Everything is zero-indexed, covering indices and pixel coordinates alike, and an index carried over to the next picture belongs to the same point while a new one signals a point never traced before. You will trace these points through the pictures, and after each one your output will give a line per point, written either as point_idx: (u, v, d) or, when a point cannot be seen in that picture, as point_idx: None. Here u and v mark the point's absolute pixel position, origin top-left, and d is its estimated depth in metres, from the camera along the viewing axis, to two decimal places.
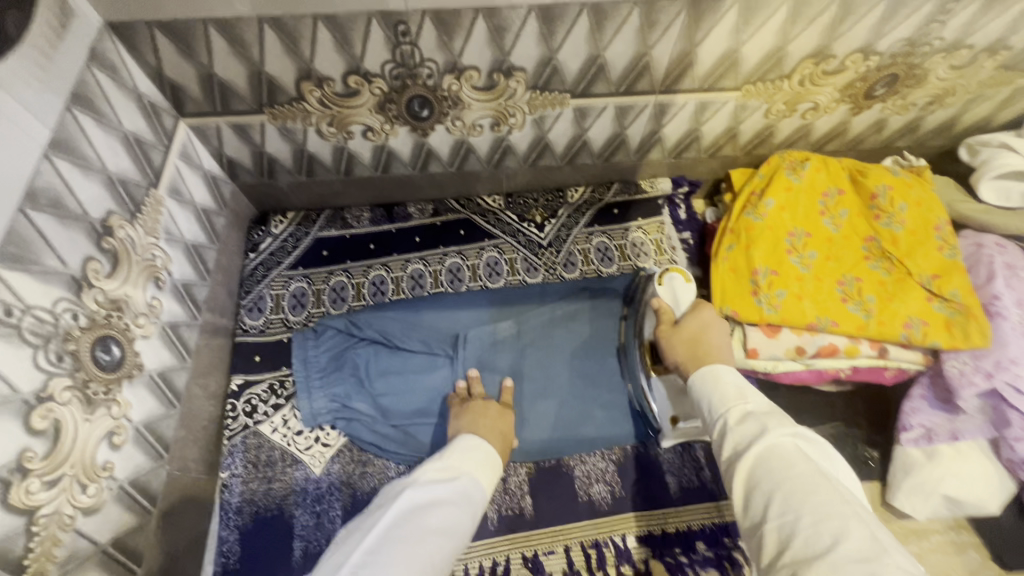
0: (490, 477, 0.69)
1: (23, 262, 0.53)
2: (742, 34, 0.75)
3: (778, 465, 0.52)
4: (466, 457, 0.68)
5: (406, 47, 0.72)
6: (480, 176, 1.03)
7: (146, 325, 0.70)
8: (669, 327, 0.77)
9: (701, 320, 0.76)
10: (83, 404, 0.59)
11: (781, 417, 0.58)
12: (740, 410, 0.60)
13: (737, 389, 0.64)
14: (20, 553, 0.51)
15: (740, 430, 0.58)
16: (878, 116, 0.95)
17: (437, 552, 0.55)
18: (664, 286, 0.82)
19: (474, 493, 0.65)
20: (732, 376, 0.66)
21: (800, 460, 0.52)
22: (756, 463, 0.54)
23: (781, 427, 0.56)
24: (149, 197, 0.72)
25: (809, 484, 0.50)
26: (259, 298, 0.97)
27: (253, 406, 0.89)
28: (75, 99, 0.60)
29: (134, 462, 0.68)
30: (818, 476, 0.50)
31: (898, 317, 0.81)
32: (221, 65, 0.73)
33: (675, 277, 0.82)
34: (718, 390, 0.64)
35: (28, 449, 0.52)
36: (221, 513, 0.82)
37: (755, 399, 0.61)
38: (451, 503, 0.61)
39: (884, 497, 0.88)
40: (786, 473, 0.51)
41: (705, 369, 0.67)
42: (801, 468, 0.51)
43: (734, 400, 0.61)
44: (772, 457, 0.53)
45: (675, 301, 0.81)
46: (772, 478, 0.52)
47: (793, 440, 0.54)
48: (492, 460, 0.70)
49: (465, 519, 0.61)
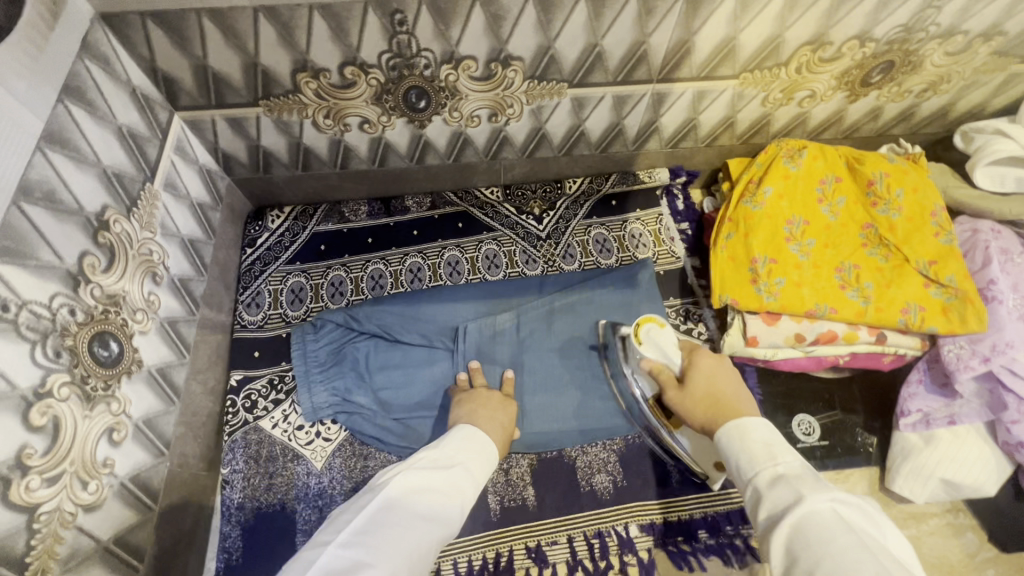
0: (486, 469, 0.68)
1: (18, 256, 0.52)
2: (739, 22, 0.75)
3: (816, 536, 0.46)
4: (462, 447, 0.68)
5: (403, 36, 0.72)
6: (477, 168, 1.02)
7: (143, 321, 0.70)
8: (676, 391, 0.72)
9: (702, 372, 0.71)
10: (82, 400, 0.58)
11: (816, 480, 0.51)
12: (773, 474, 0.54)
13: (766, 445, 0.57)
14: (22, 550, 0.51)
15: (773, 497, 0.51)
16: (874, 104, 0.95)
17: (423, 538, 0.55)
18: (646, 345, 0.78)
19: (467, 482, 0.64)
20: (760, 430, 0.59)
21: (840, 531, 0.45)
22: (793, 533, 0.47)
23: (816, 492, 0.49)
24: (144, 192, 0.72)
25: (853, 562, 0.43)
26: (257, 293, 0.96)
27: (253, 402, 0.88)
28: (67, 91, 0.59)
29: (135, 459, 0.67)
30: (864, 551, 0.44)
31: (896, 303, 0.82)
32: (216, 57, 0.72)
33: (651, 330, 0.79)
34: (748, 449, 0.57)
35: (28, 446, 0.51)
36: (222, 508, 0.81)
37: (787, 458, 0.55)
38: (441, 491, 0.61)
39: (883, 482, 0.89)
40: (824, 549, 0.45)
41: (730, 425, 0.61)
42: (842, 541, 0.45)
43: (764, 461, 0.55)
44: (809, 527, 0.47)
45: (664, 356, 0.77)
46: (810, 554, 0.45)
47: (832, 505, 0.48)
48: (489, 453, 0.70)
49: (455, 508, 0.60)
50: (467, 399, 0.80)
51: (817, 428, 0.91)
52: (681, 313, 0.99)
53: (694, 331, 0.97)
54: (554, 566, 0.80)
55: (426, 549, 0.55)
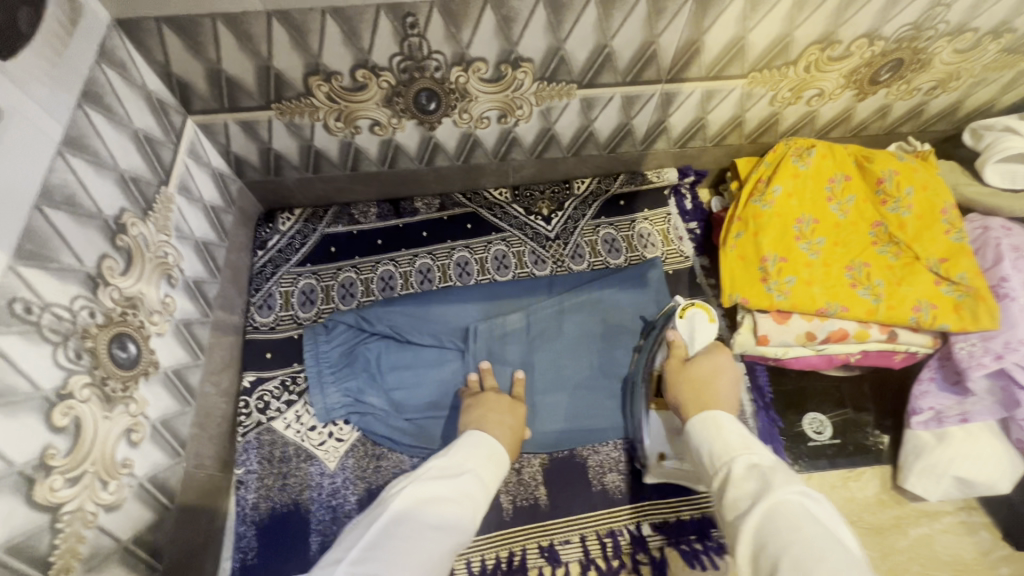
0: (496, 473, 0.68)
1: (41, 259, 0.52)
2: (749, 21, 0.75)
3: (784, 524, 0.47)
4: (472, 452, 0.67)
5: (414, 39, 0.72)
6: (486, 169, 1.03)
7: (160, 323, 0.71)
8: (677, 363, 0.76)
9: (711, 359, 0.74)
10: (102, 401, 0.59)
11: (787, 473, 0.53)
12: (743, 463, 0.56)
13: (742, 438, 0.60)
14: (46, 550, 0.51)
15: (742, 485, 0.53)
16: (883, 102, 0.95)
17: (436, 549, 0.54)
18: (684, 320, 0.82)
19: (478, 487, 0.64)
20: (736, 427, 0.61)
21: (806, 521, 0.46)
22: (761, 523, 0.48)
23: (787, 483, 0.50)
24: (159, 195, 0.72)
25: (818, 549, 0.44)
26: (269, 295, 0.97)
27: (266, 403, 0.89)
28: (85, 96, 0.60)
29: (152, 459, 0.68)
30: (829, 540, 0.45)
31: (907, 301, 0.82)
32: (229, 61, 0.72)
33: (697, 313, 0.83)
34: (720, 439, 0.60)
35: (51, 447, 0.52)
36: (237, 509, 0.82)
37: (761, 452, 0.57)
38: (453, 500, 0.60)
39: (895, 480, 0.88)
40: (793, 536, 0.45)
41: (705, 414, 0.64)
42: (808, 531, 0.46)
43: (738, 450, 0.58)
44: (776, 517, 0.48)
45: (692, 338, 0.81)
46: (778, 541, 0.46)
47: (799, 497, 0.49)
48: (498, 457, 0.69)
49: (468, 516, 0.60)
50: (479, 399, 0.81)
51: (828, 427, 0.91)
52: None
53: None
54: (567, 565, 0.81)
55: (441, 559, 0.55)
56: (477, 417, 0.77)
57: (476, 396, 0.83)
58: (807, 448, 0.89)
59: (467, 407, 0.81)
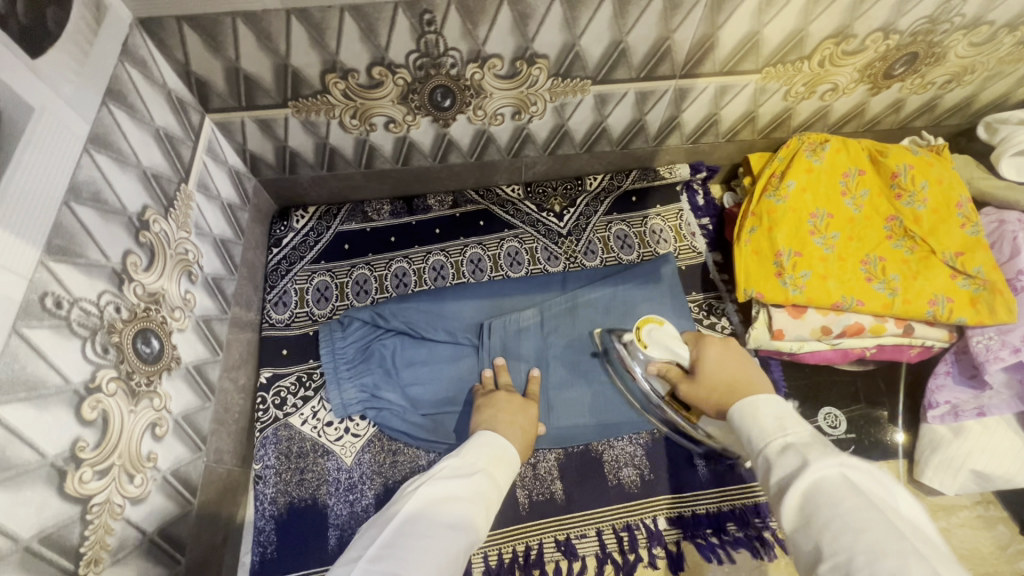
0: (509, 475, 0.67)
1: (70, 255, 0.53)
2: (764, 15, 0.75)
3: (823, 498, 0.46)
4: (484, 452, 0.66)
5: (431, 36, 0.73)
6: (499, 166, 1.03)
7: (181, 319, 0.71)
8: (688, 384, 0.70)
9: (712, 362, 0.69)
10: (128, 395, 0.59)
11: (825, 446, 0.50)
12: (779, 444, 0.52)
13: (777, 419, 0.55)
14: (76, 540, 0.52)
15: (780, 463, 0.50)
16: (896, 96, 0.95)
17: (451, 546, 0.53)
18: (651, 345, 0.77)
19: (490, 490, 0.62)
20: (772, 406, 0.57)
21: (848, 492, 0.45)
22: (802, 497, 0.47)
23: (825, 456, 0.48)
24: (180, 192, 0.73)
25: (860, 522, 0.43)
26: (284, 292, 0.98)
27: (283, 398, 0.89)
28: (110, 94, 0.61)
29: (175, 453, 0.68)
30: (873, 511, 0.43)
31: (923, 295, 0.82)
32: (248, 60, 0.73)
33: (651, 329, 0.78)
34: (757, 425, 0.56)
35: (81, 439, 0.52)
36: (255, 503, 0.83)
37: (796, 429, 0.53)
38: (465, 499, 0.59)
39: (911, 474, 0.88)
40: (834, 513, 0.44)
41: (742, 404, 0.59)
42: (850, 503, 0.44)
43: (773, 433, 0.54)
44: (816, 491, 0.46)
45: (673, 351, 0.75)
46: (820, 517, 0.45)
47: (840, 469, 0.47)
48: (512, 459, 0.68)
49: (481, 517, 0.58)
50: (495, 396, 0.81)
51: (843, 422, 0.90)
52: (704, 308, 0.99)
53: (717, 326, 0.97)
54: (583, 560, 0.81)
55: (455, 557, 0.53)
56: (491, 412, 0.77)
57: (491, 392, 0.84)
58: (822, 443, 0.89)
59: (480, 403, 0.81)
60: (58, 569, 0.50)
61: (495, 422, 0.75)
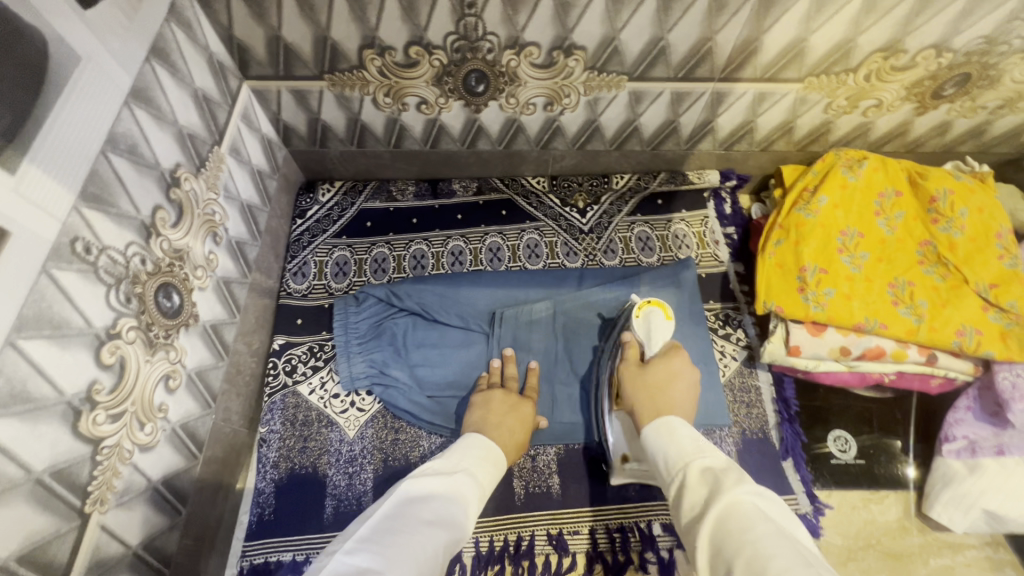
0: (492, 476, 0.66)
1: (103, 203, 0.55)
2: (812, 22, 0.73)
3: (736, 526, 0.47)
4: (466, 455, 0.66)
5: (470, 19, 0.73)
6: (527, 157, 1.03)
7: (203, 278, 0.73)
8: (635, 368, 0.75)
9: (666, 366, 0.73)
10: (146, 345, 0.61)
11: (741, 472, 0.52)
12: (696, 466, 0.55)
13: (694, 442, 0.59)
14: (85, 479, 0.53)
15: (695, 492, 0.53)
16: (943, 118, 0.92)
17: (431, 541, 0.52)
18: (640, 319, 0.80)
19: (472, 488, 0.61)
20: (689, 430, 0.61)
21: (759, 519, 0.46)
22: (715, 528, 0.48)
23: (737, 483, 0.50)
24: (212, 154, 0.75)
25: (770, 548, 0.43)
26: (304, 263, 1.00)
27: (293, 366, 0.91)
28: (154, 51, 0.62)
29: (185, 407, 0.70)
30: (781, 537, 0.44)
31: (950, 324, 0.79)
32: (290, 30, 0.74)
33: (653, 312, 0.79)
34: (674, 443, 0.60)
35: (97, 382, 0.54)
36: (258, 465, 0.84)
37: (713, 452, 0.56)
38: (444, 496, 0.58)
39: (919, 507, 0.86)
40: (744, 535, 0.45)
41: (659, 421, 0.64)
42: (761, 530, 0.45)
43: (691, 454, 0.57)
44: (728, 519, 0.48)
45: (648, 337, 0.78)
46: (733, 543, 0.46)
47: (752, 497, 0.49)
48: (498, 463, 0.68)
49: (461, 515, 0.58)
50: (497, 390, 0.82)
51: (853, 447, 0.88)
52: (720, 318, 0.97)
53: (732, 337, 0.95)
54: (574, 556, 0.81)
55: (436, 551, 0.51)
56: (489, 413, 0.77)
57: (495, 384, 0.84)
58: (830, 466, 0.87)
59: (477, 398, 0.81)
60: (67, 506, 0.51)
61: (483, 424, 0.74)
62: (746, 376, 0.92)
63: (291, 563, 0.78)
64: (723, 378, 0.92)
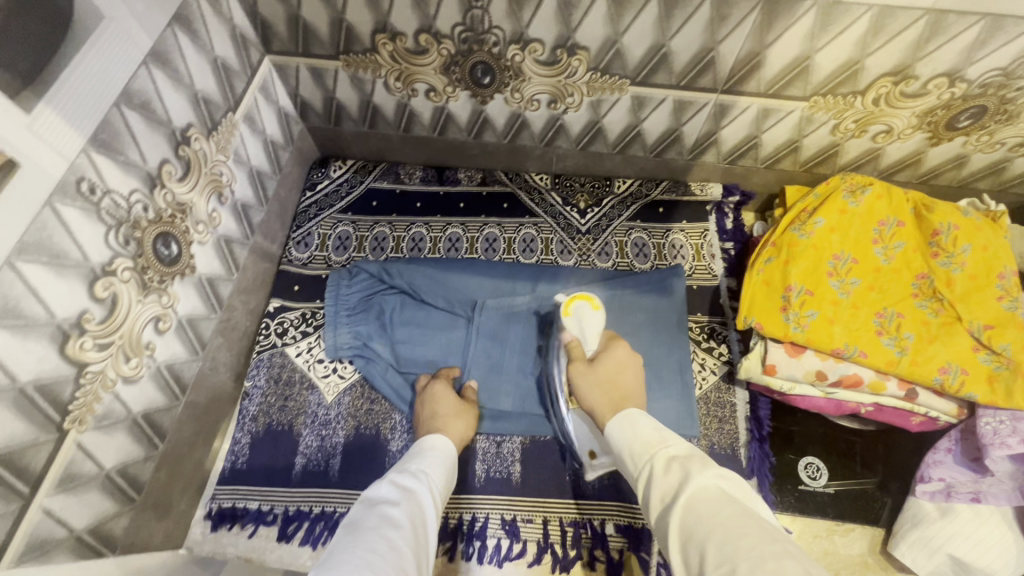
0: (435, 464, 0.70)
1: (111, 150, 0.60)
2: (816, 41, 0.73)
3: (704, 509, 0.49)
4: (408, 459, 0.71)
5: (477, 12, 0.75)
6: (531, 153, 1.05)
7: (203, 233, 0.78)
8: (584, 365, 0.77)
9: (614, 361, 0.77)
10: (139, 287, 0.66)
11: (703, 458, 0.55)
12: (663, 456, 0.57)
13: (657, 432, 0.61)
14: (67, 398, 0.58)
15: (665, 480, 0.54)
16: (958, 151, 0.89)
17: (389, 543, 0.54)
18: (570, 318, 0.82)
19: (420, 481, 0.66)
20: (649, 420, 0.64)
21: (725, 502, 0.48)
22: (683, 513, 0.50)
23: (703, 469, 0.52)
24: (226, 119, 0.80)
25: (739, 529, 0.45)
26: (308, 234, 1.05)
27: (285, 329, 0.96)
28: (177, 18, 0.67)
29: (173, 350, 0.75)
30: (748, 517, 0.46)
31: (934, 360, 0.76)
32: (308, 9, 0.79)
33: (582, 307, 0.82)
34: (639, 437, 0.61)
35: (88, 312, 0.59)
36: (239, 416, 0.90)
37: (676, 441, 0.59)
38: (392, 496, 0.62)
39: (886, 545, 0.84)
40: (714, 519, 0.47)
41: (623, 414, 0.66)
42: (728, 510, 0.48)
43: (656, 446, 0.59)
44: (696, 503, 0.50)
45: (582, 333, 0.82)
46: (702, 527, 0.47)
47: (717, 480, 0.51)
48: (443, 453, 0.74)
49: (415, 507, 0.61)
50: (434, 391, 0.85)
51: (824, 476, 0.86)
52: (705, 331, 0.97)
53: (714, 351, 0.95)
54: (524, 543, 0.82)
55: (398, 548, 0.54)
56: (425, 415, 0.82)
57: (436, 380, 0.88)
58: (796, 491, 0.86)
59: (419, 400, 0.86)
60: (47, 418, 0.56)
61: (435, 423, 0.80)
62: (723, 391, 0.92)
63: (256, 511, 0.83)
64: (699, 392, 0.92)
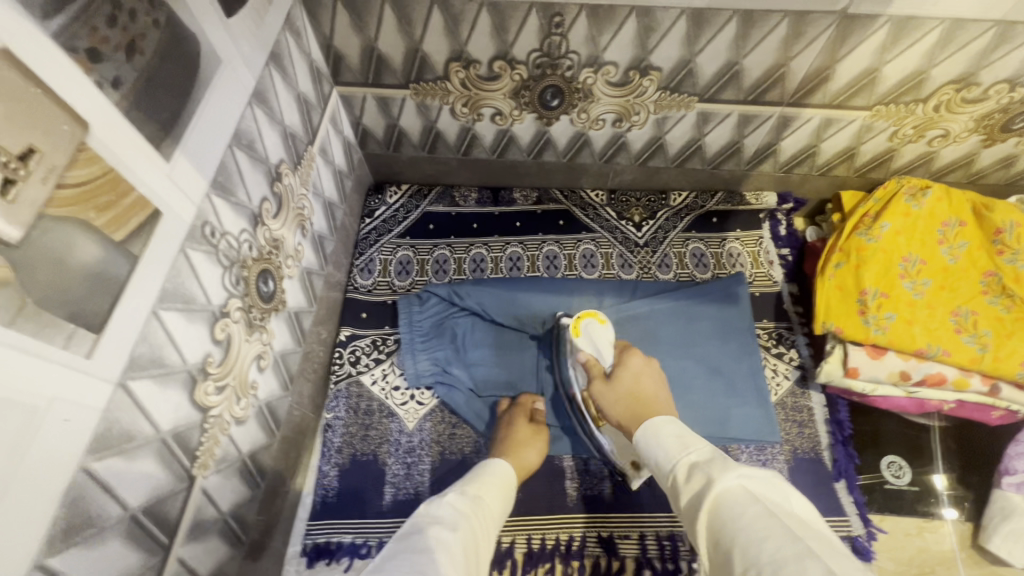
0: (494, 497, 0.68)
1: (227, 192, 0.60)
2: (887, 54, 0.75)
3: (727, 511, 0.50)
4: (468, 481, 0.69)
5: (555, 38, 0.77)
6: (588, 169, 1.06)
7: (292, 268, 0.78)
8: (602, 384, 0.79)
9: (631, 371, 0.79)
10: (246, 326, 0.66)
11: (722, 460, 0.56)
12: (685, 464, 0.59)
13: (678, 438, 0.63)
14: (195, 443, 0.57)
15: (689, 487, 0.56)
16: (1009, 151, 0.92)
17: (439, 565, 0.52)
18: (581, 337, 0.87)
19: (472, 505, 0.64)
20: (672, 426, 0.65)
21: (748, 503, 0.49)
22: (710, 516, 0.51)
23: (723, 472, 0.53)
24: (307, 152, 0.80)
25: (761, 531, 0.46)
26: (370, 260, 1.05)
27: (357, 357, 0.95)
28: (272, 58, 0.68)
29: (270, 387, 0.74)
30: (770, 517, 0.47)
31: (1016, 355, 0.79)
32: (385, 40, 0.80)
33: (589, 324, 0.88)
34: (662, 446, 0.63)
35: (210, 355, 0.59)
36: (322, 449, 0.89)
37: (698, 446, 0.60)
38: (451, 517, 0.60)
39: (975, 539, 0.85)
40: (736, 522, 0.48)
41: (645, 425, 0.67)
42: (751, 512, 0.49)
43: (679, 453, 0.60)
44: (721, 507, 0.51)
45: (598, 350, 0.85)
46: (726, 532, 0.49)
47: (740, 480, 0.52)
48: (500, 483, 0.71)
49: (468, 533, 0.59)
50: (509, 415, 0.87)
51: (908, 474, 0.88)
52: (773, 337, 0.98)
53: (785, 356, 0.96)
54: (623, 560, 0.82)
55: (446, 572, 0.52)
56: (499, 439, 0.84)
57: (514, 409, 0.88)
58: (881, 490, 0.87)
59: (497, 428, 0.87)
60: (180, 467, 0.55)
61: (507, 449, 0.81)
62: (799, 396, 0.93)
63: (351, 545, 0.82)
64: (775, 398, 0.93)
